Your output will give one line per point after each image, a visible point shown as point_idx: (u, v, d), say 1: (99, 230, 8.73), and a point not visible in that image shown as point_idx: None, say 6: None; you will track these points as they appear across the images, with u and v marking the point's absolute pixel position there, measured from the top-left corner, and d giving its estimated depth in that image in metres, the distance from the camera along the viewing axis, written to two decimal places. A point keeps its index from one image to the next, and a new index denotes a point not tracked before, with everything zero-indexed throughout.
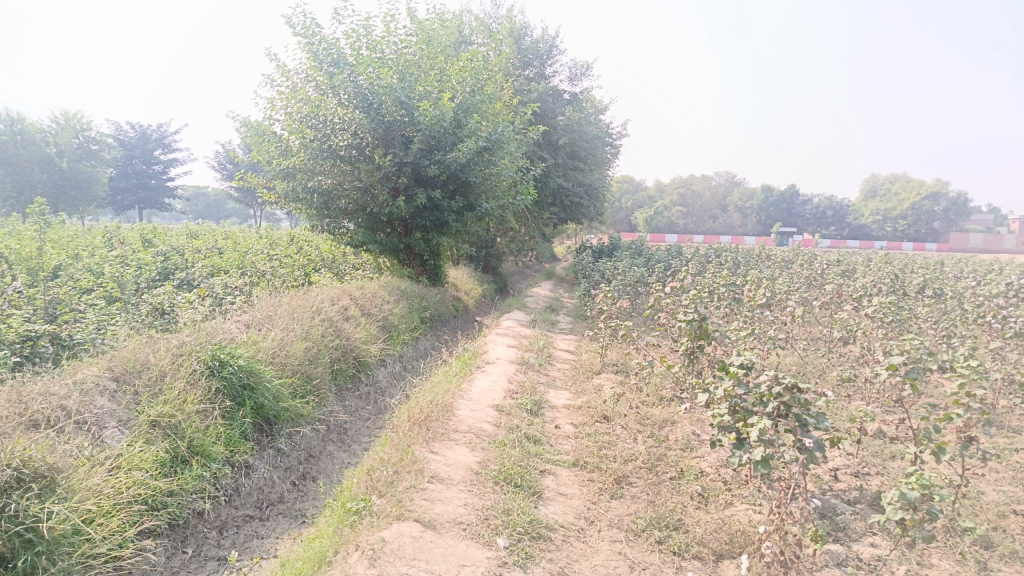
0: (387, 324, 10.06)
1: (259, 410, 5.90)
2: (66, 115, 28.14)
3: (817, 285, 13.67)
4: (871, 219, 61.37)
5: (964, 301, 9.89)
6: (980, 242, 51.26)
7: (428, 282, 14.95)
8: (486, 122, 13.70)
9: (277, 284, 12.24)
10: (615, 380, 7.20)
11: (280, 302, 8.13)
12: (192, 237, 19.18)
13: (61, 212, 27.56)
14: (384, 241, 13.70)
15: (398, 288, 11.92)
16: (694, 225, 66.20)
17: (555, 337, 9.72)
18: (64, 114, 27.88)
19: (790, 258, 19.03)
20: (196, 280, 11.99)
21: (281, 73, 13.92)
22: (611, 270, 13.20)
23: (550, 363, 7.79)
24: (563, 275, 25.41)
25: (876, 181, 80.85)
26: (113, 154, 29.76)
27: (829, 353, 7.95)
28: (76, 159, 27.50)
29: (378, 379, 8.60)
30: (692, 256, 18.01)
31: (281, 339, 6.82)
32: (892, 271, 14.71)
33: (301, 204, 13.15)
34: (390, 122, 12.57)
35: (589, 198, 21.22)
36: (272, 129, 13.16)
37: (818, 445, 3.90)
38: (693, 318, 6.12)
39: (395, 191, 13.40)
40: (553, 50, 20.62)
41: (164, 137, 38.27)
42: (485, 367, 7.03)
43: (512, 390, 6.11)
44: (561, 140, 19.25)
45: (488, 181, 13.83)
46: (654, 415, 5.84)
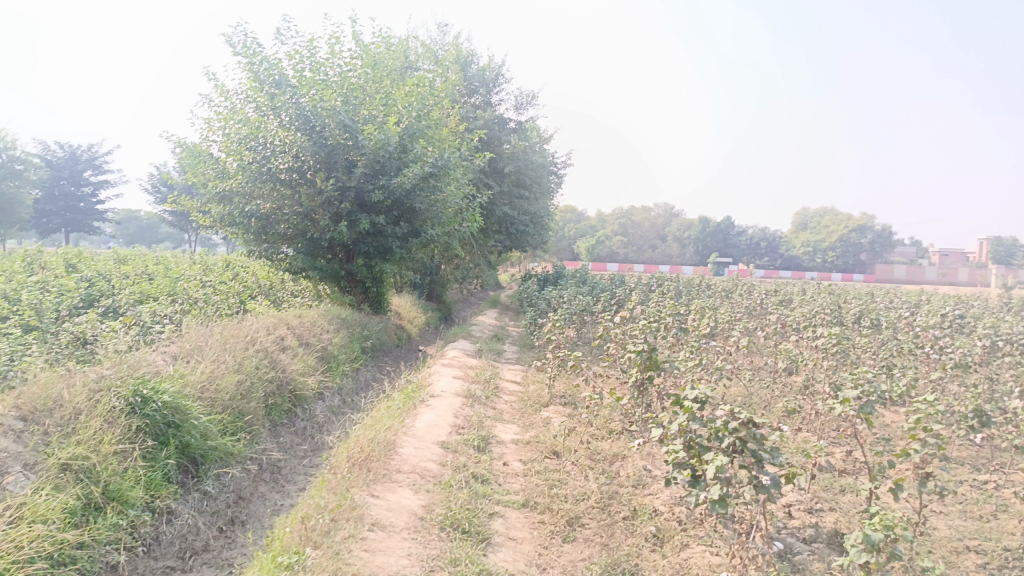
0: (326, 354, 9.68)
1: (184, 449, 5.49)
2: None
3: (758, 314, 13.86)
4: (802, 250, 63.50)
5: (901, 331, 10.12)
6: (904, 273, 53.61)
7: (370, 310, 14.58)
8: (431, 148, 13.53)
9: (210, 312, 11.71)
10: (563, 413, 7.02)
11: (211, 332, 7.71)
12: (121, 262, 18.32)
13: None
14: (324, 268, 13.31)
15: (339, 317, 11.55)
16: (635, 254, 67.28)
17: (502, 367, 9.51)
18: None
19: (731, 287, 19.35)
20: (122, 308, 11.38)
21: (219, 93, 13.49)
22: (556, 298, 13.10)
23: (496, 395, 7.57)
24: (508, 303, 25.27)
25: (808, 214, 83.95)
26: (39, 175, 28.41)
27: (775, 383, 7.97)
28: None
29: (315, 413, 8.25)
30: (636, 285, 18.11)
31: (211, 372, 6.42)
32: (829, 300, 15.06)
33: (238, 229, 12.69)
34: (333, 145, 12.27)
35: (534, 226, 21.22)
36: (209, 151, 12.71)
37: (775, 482, 3.78)
38: (643, 349, 6.01)
39: (337, 217, 13.06)
40: (500, 79, 20.68)
41: (95, 157, 36.81)
42: (430, 400, 6.75)
43: (457, 425, 5.85)
44: (507, 168, 19.22)
45: (433, 207, 13.62)
46: (604, 449, 5.67)
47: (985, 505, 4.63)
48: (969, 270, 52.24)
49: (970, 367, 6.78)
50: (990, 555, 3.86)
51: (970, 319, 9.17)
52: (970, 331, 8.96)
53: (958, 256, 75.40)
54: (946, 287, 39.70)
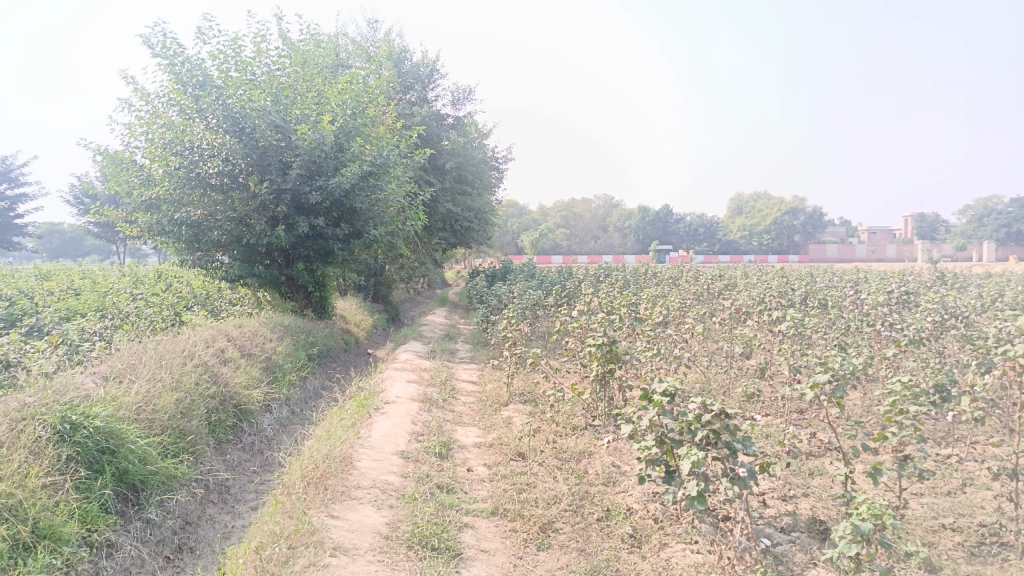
0: (270, 364, 9.26)
1: (122, 476, 5.06)
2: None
3: (706, 299, 13.99)
4: (739, 234, 64.98)
5: (847, 310, 10.29)
6: (836, 253, 55.49)
7: (314, 315, 14.11)
8: (370, 146, 13.14)
9: (143, 326, 11.10)
10: (523, 411, 6.83)
11: (144, 348, 7.23)
12: (43, 278, 17.31)
13: None
14: (263, 274, 12.79)
15: (282, 324, 11.10)
16: (578, 246, 67.74)
17: (456, 367, 9.28)
18: None
19: (676, 274, 19.53)
20: (46, 327, 10.67)
21: (140, 97, 12.80)
22: (506, 294, 12.91)
23: (453, 397, 7.33)
24: (456, 301, 25.00)
25: (742, 200, 86.08)
26: None
27: (732, 368, 7.96)
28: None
29: (263, 428, 7.87)
30: (584, 276, 18.08)
31: (147, 391, 5.99)
32: (773, 282, 15.31)
33: (169, 238, 12.06)
34: (266, 147, 11.78)
35: (478, 222, 20.99)
36: (132, 158, 12.04)
37: (752, 473, 3.66)
38: (603, 342, 5.86)
39: (275, 221, 12.56)
40: (435, 74, 20.33)
41: (10, 169, 34.78)
42: (385, 407, 6.47)
43: (416, 432, 5.60)
44: (448, 165, 18.92)
45: (374, 207, 13.24)
46: (570, 448, 5.50)
47: (951, 480, 4.65)
48: (896, 247, 54.38)
49: (921, 342, 6.87)
50: (965, 533, 3.83)
51: (913, 294, 9.36)
52: (913, 307, 9.16)
53: (884, 234, 78.47)
54: (876, 264, 41.25)
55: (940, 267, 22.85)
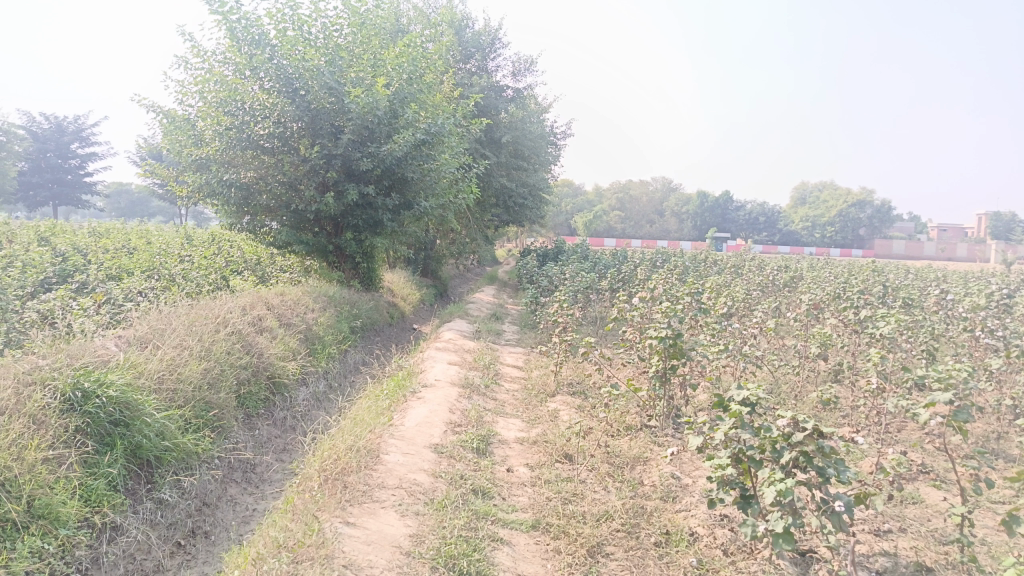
0: (310, 335, 8.91)
1: (136, 451, 4.69)
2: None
3: (772, 292, 13.11)
4: (801, 226, 62.65)
5: (933, 312, 9.38)
6: (903, 249, 52.99)
7: (360, 286, 13.78)
8: (425, 113, 12.59)
9: (188, 288, 10.90)
10: (572, 404, 6.27)
11: (176, 312, 6.89)
12: (99, 236, 17.42)
13: None
14: (310, 242, 12.45)
15: (326, 294, 10.75)
16: (633, 230, 66.43)
17: (502, 350, 8.76)
18: None
19: (737, 262, 18.58)
20: (93, 284, 10.55)
21: (195, 54, 12.51)
22: (558, 275, 12.31)
23: (496, 383, 6.80)
24: (506, 279, 24.51)
25: (806, 190, 83.04)
26: None
27: (804, 370, 7.22)
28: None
29: (297, 402, 7.50)
30: (640, 260, 17.31)
31: (172, 359, 5.63)
32: (846, 277, 14.28)
33: (218, 200, 11.82)
34: (317, 109, 11.34)
35: (532, 199, 20.37)
36: (184, 116, 11.78)
37: (850, 508, 3.02)
38: (666, 334, 5.23)
39: (324, 187, 12.18)
40: (496, 43, 19.66)
41: (81, 128, 35.47)
42: (422, 390, 5.98)
43: (453, 421, 5.08)
44: (504, 138, 18.31)
45: (426, 177, 12.73)
46: (623, 451, 4.91)
47: None
48: (969, 246, 51.51)
49: None
50: None
51: (1013, 298, 8.40)
52: (1013, 313, 8.22)
53: (956, 231, 74.72)
54: (948, 262, 39.22)
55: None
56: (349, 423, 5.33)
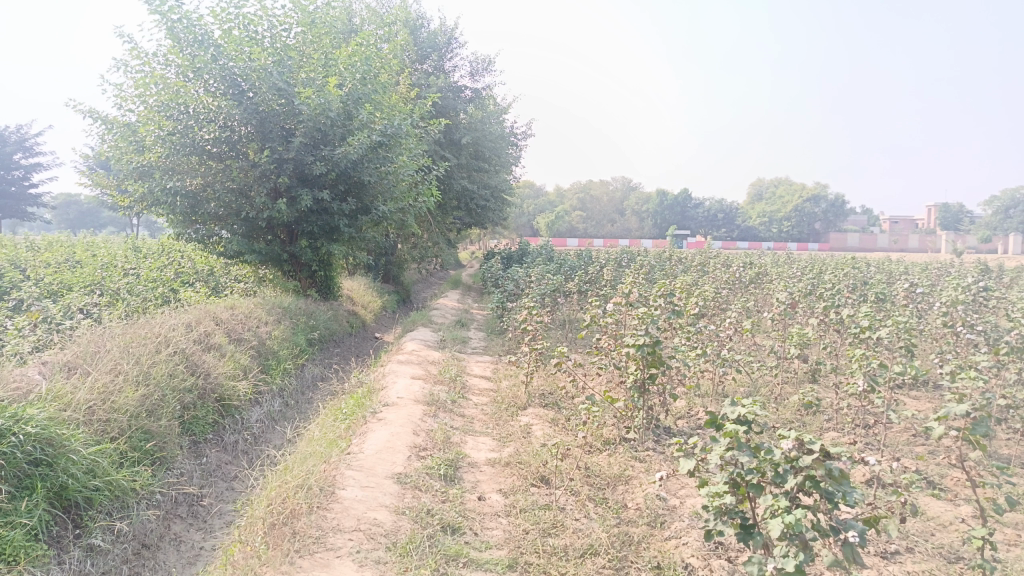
0: (263, 351, 8.38)
1: (60, 493, 4.17)
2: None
3: (741, 290, 12.93)
4: (759, 222, 63.42)
5: (906, 307, 9.24)
6: (858, 242, 53.91)
7: (318, 295, 13.23)
8: (381, 114, 12.09)
9: (133, 303, 10.26)
10: (544, 417, 5.90)
11: (112, 332, 6.33)
12: (40, 250, 16.51)
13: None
14: (264, 250, 11.88)
15: (280, 305, 10.21)
16: (595, 229, 66.54)
17: (468, 360, 8.36)
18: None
19: (703, 259, 18.44)
20: (28, 302, 9.84)
21: (135, 55, 11.83)
22: (524, 278, 11.94)
23: (463, 398, 6.39)
24: (470, 283, 24.08)
25: (762, 186, 84.26)
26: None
27: (783, 372, 6.96)
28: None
29: (250, 425, 6.99)
30: (607, 261, 17.04)
31: (104, 387, 5.10)
32: (813, 273, 14.18)
33: (162, 209, 11.17)
34: (266, 112, 10.78)
35: (495, 200, 19.97)
36: (124, 121, 11.11)
37: (864, 539, 2.70)
38: (644, 342, 4.88)
39: (277, 193, 11.61)
40: (452, 43, 19.21)
41: (24, 139, 33.98)
42: (384, 410, 5.55)
43: (418, 445, 4.66)
44: (464, 139, 17.89)
45: (384, 180, 12.23)
46: (603, 470, 4.55)
47: None
48: (921, 237, 52.60)
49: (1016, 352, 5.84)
50: None
51: (988, 290, 8.27)
52: (987, 306, 8.09)
53: (907, 223, 76.44)
54: (901, 254, 39.97)
55: (978, 260, 21.57)
56: (304, 451, 4.87)
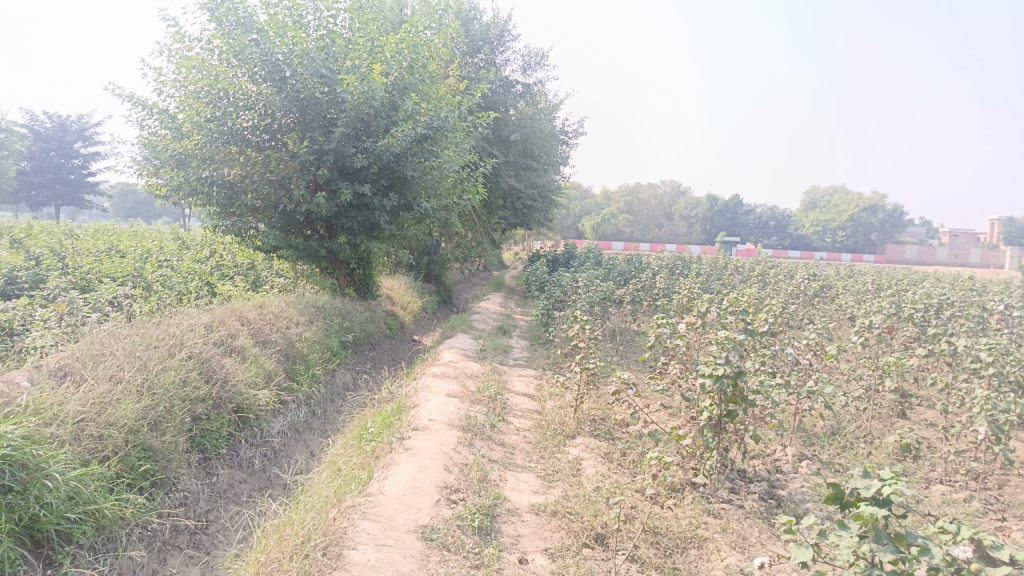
0: (292, 354, 7.78)
1: (31, 526, 3.57)
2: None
3: (806, 305, 11.94)
4: (812, 231, 61.27)
5: (1005, 333, 8.18)
6: (915, 254, 51.50)
7: (356, 294, 12.66)
8: (427, 106, 11.42)
9: (164, 296, 9.80)
10: (596, 449, 5.13)
11: (122, 332, 5.76)
12: (84, 238, 16.32)
13: None
14: (301, 246, 11.33)
15: (314, 304, 9.64)
16: (641, 233, 65.30)
17: (511, 374, 7.64)
18: None
19: (762, 269, 17.38)
20: (58, 291, 9.45)
21: (177, 39, 11.37)
22: (572, 284, 11.17)
23: (504, 421, 5.65)
24: (514, 285, 23.40)
25: (817, 192, 81.69)
26: (16, 153, 27.73)
27: (871, 405, 6.06)
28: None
29: (271, 438, 6.38)
30: (658, 268, 16.13)
31: (99, 397, 4.51)
32: (885, 289, 13.06)
33: (198, 199, 10.69)
34: (307, 100, 10.19)
35: (543, 200, 19.21)
36: (162, 107, 10.65)
37: None
38: (724, 373, 4.08)
39: (316, 186, 11.03)
40: (505, 36, 18.46)
41: (85, 128, 34.48)
42: (413, 434, 4.85)
43: (448, 485, 3.94)
44: (513, 136, 17.18)
45: (427, 176, 11.56)
46: (671, 527, 3.78)
47: None
48: (983, 252, 49.99)
49: None
50: None
51: None
52: None
53: (969, 237, 73.12)
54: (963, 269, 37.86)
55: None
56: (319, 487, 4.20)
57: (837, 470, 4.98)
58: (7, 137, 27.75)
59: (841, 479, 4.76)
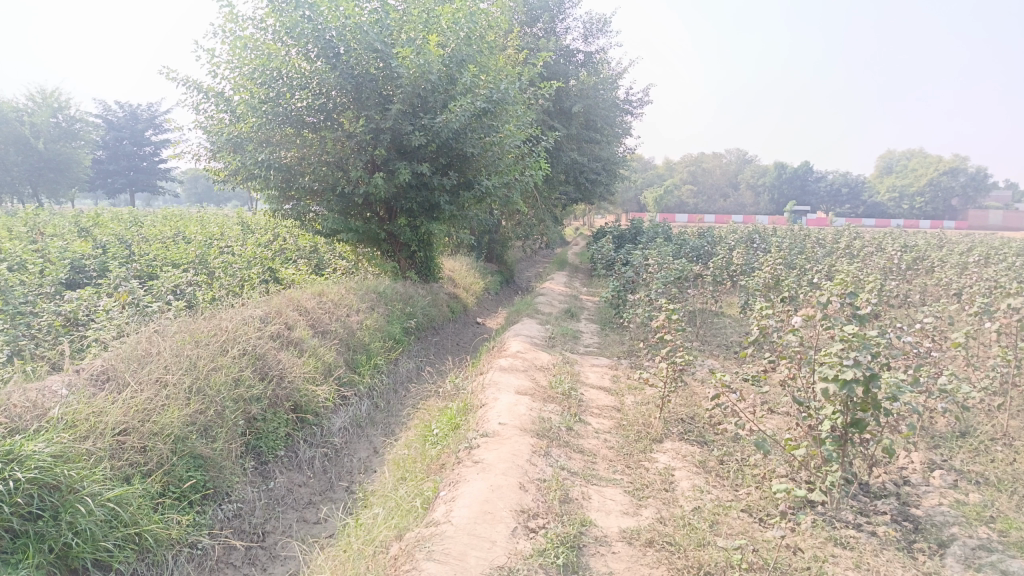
0: (352, 344, 7.38)
1: (64, 556, 3.21)
2: (44, 93, 26.66)
3: (901, 281, 10.93)
4: (888, 197, 58.14)
5: None
6: (1001, 220, 48.06)
7: (418, 277, 12.23)
8: (486, 78, 10.79)
9: (225, 283, 9.56)
10: (690, 459, 4.52)
11: (173, 328, 5.41)
12: (151, 225, 16.41)
13: (39, 196, 25.96)
14: (360, 228, 10.96)
15: (375, 290, 9.23)
16: (705, 205, 63.43)
17: (584, 364, 7.05)
18: (42, 92, 26.44)
19: (845, 241, 16.23)
20: (123, 280, 9.32)
21: (230, 19, 11.04)
22: (644, 263, 10.45)
23: (581, 421, 5.09)
24: (578, 262, 22.74)
25: (892, 157, 77.63)
26: (90, 142, 28.51)
27: (1005, 401, 5.23)
28: (53, 139, 25.96)
29: (332, 437, 5.99)
30: (732, 243, 15.21)
31: (142, 404, 4.17)
32: (988, 262, 11.88)
33: (256, 183, 10.40)
34: (361, 76, 9.71)
35: (606, 174, 18.43)
36: (218, 89, 10.37)
37: None
38: (853, 377, 3.39)
39: (374, 166, 10.59)
40: (565, 2, 17.59)
41: (155, 116, 35.21)
42: (483, 441, 4.33)
43: (525, 508, 3.41)
44: (575, 107, 16.40)
45: (488, 152, 10.98)
46: (793, 562, 3.16)
47: None
48: None
49: None
50: None
51: None
52: None
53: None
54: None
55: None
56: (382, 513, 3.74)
57: (977, 483, 4.23)
58: (84, 127, 28.42)
59: (988, 495, 4.00)
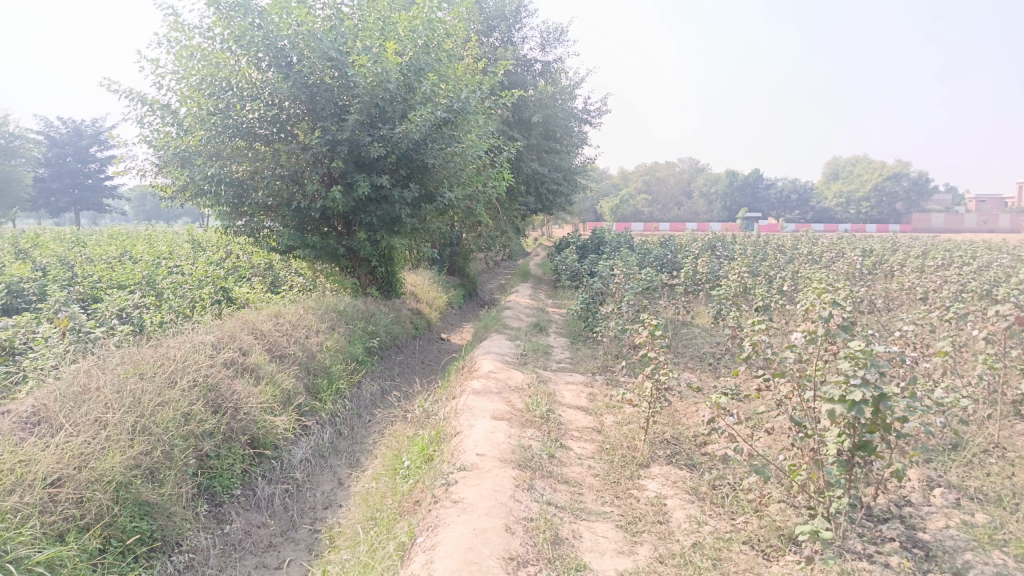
0: (312, 368, 6.95)
1: None
2: None
3: (865, 286, 10.93)
4: (835, 203, 59.55)
5: None
6: (942, 223, 49.46)
7: (379, 293, 11.81)
8: (446, 87, 10.47)
9: (174, 305, 9.01)
10: (681, 486, 4.25)
11: (115, 359, 4.94)
12: (95, 245, 15.61)
13: None
14: (317, 244, 10.50)
15: (335, 308, 8.80)
16: (660, 214, 64.09)
17: (558, 382, 6.76)
18: None
19: (804, 246, 16.35)
20: (63, 305, 8.71)
21: (175, 27, 10.51)
22: (612, 274, 10.24)
23: (563, 447, 4.79)
24: (539, 274, 22.52)
25: (838, 164, 79.73)
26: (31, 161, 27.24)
27: (993, 411, 5.10)
28: None
29: (292, 471, 5.57)
30: (696, 251, 15.16)
31: (79, 449, 3.74)
32: (947, 265, 12.01)
33: (206, 199, 9.88)
34: (316, 85, 9.31)
35: (567, 184, 18.26)
36: (163, 101, 9.83)
37: None
38: (861, 398, 3.17)
39: (331, 179, 10.17)
40: (522, 12, 17.43)
41: (99, 132, 33.95)
42: (459, 475, 4.00)
43: (513, 554, 3.09)
44: (535, 117, 16.20)
45: (450, 163, 10.65)
46: None
47: None
48: (1012, 217, 48.49)
49: None
50: None
51: None
52: None
53: (996, 202, 70.44)
54: (994, 237, 36.29)
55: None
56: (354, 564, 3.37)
57: (981, 499, 4.05)
58: (23, 144, 27.15)
59: (994, 513, 3.81)
